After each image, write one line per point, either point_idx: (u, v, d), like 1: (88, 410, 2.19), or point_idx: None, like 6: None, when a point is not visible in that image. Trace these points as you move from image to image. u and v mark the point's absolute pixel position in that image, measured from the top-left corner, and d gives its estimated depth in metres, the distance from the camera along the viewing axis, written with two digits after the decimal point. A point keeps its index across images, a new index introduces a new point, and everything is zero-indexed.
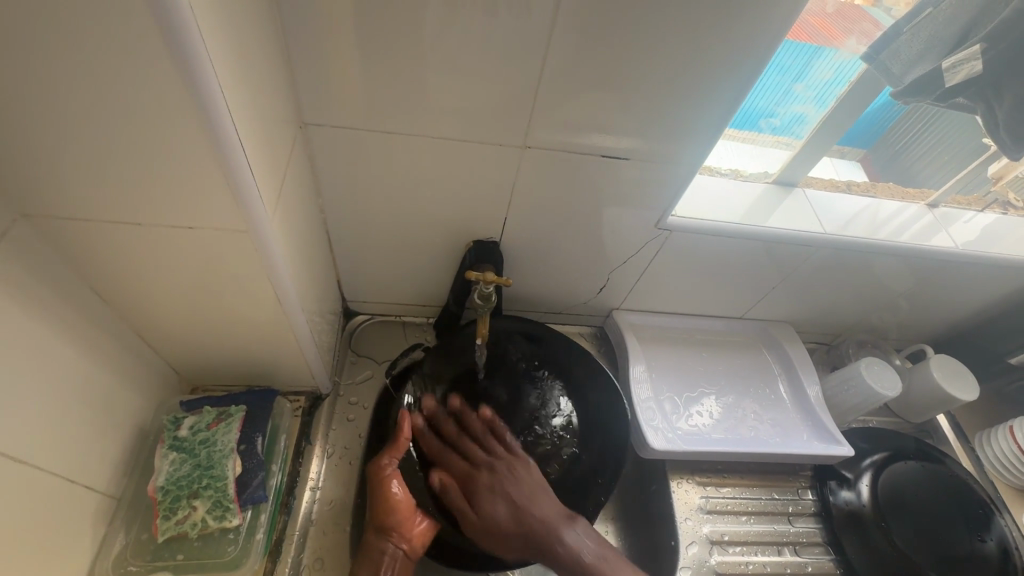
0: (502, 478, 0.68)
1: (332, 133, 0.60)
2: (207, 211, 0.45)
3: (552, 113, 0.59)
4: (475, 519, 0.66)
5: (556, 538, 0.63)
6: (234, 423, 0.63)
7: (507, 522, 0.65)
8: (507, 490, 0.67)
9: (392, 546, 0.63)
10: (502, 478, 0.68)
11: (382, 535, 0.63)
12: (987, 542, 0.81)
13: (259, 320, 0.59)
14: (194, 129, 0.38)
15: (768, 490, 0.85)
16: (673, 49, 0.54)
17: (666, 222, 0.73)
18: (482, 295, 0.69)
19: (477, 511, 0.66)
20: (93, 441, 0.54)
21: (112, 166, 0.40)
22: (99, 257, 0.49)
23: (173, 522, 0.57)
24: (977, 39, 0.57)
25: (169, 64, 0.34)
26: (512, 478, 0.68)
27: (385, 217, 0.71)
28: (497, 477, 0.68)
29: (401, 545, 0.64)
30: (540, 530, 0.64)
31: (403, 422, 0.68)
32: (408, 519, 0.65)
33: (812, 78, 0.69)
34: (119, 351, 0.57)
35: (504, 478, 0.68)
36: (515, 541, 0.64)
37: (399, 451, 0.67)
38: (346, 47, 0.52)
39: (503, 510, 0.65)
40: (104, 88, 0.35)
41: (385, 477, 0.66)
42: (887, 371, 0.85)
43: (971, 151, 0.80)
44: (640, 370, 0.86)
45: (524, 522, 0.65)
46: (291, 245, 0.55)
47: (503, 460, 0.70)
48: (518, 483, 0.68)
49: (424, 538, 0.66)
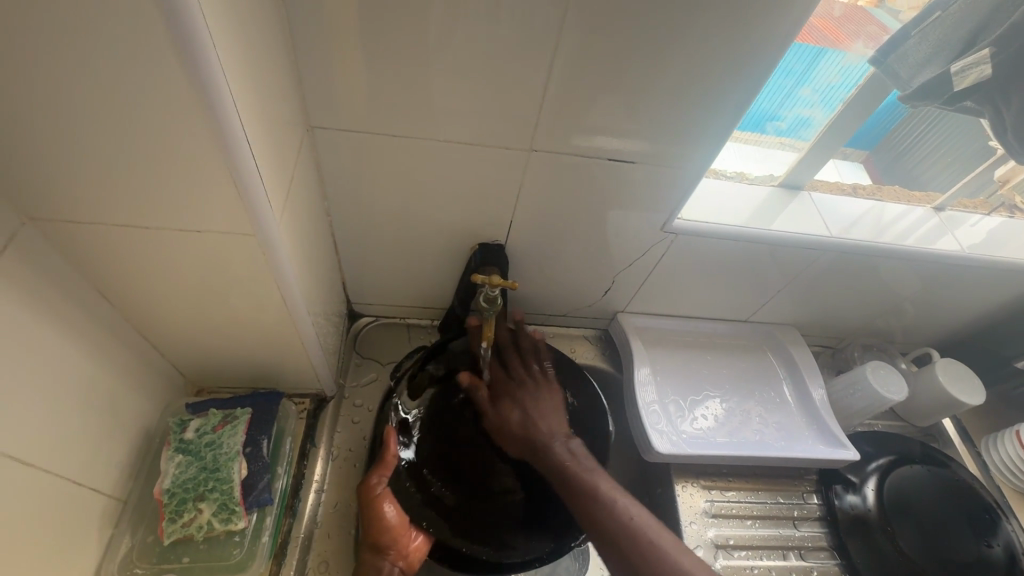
0: (525, 390, 0.72)
1: (338, 136, 0.60)
2: (215, 215, 0.45)
3: (559, 117, 0.59)
4: (491, 415, 0.71)
5: (551, 449, 0.67)
6: (239, 426, 0.63)
7: (515, 426, 0.70)
8: (526, 400, 0.71)
9: (388, 565, 0.64)
10: (527, 389, 0.72)
11: (377, 554, 0.64)
12: (993, 547, 0.80)
13: (265, 323, 0.59)
14: (203, 134, 0.38)
15: (773, 494, 0.85)
16: (680, 53, 0.54)
17: (672, 226, 0.73)
18: (487, 298, 0.69)
19: (496, 411, 0.71)
20: (99, 444, 0.54)
21: (120, 171, 0.41)
22: (107, 260, 0.49)
23: (179, 525, 0.57)
24: (987, 42, 0.58)
25: (180, 70, 0.34)
26: (536, 393, 0.72)
27: (390, 220, 0.71)
28: (523, 389, 0.72)
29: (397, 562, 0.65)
30: (540, 436, 0.68)
31: (389, 440, 0.67)
32: (399, 540, 0.66)
33: (819, 81, 0.68)
34: (126, 354, 0.57)
35: (530, 391, 0.72)
36: (518, 443, 0.69)
37: (388, 470, 0.66)
38: (353, 51, 0.52)
39: (515, 416, 0.70)
40: (114, 93, 0.35)
41: (375, 497, 0.66)
42: (893, 375, 0.84)
43: (978, 152, 0.79)
44: (645, 373, 0.86)
45: (529, 430, 0.69)
46: (297, 248, 0.55)
47: (535, 377, 0.73)
48: (540, 399, 0.71)
49: (420, 554, 0.68)
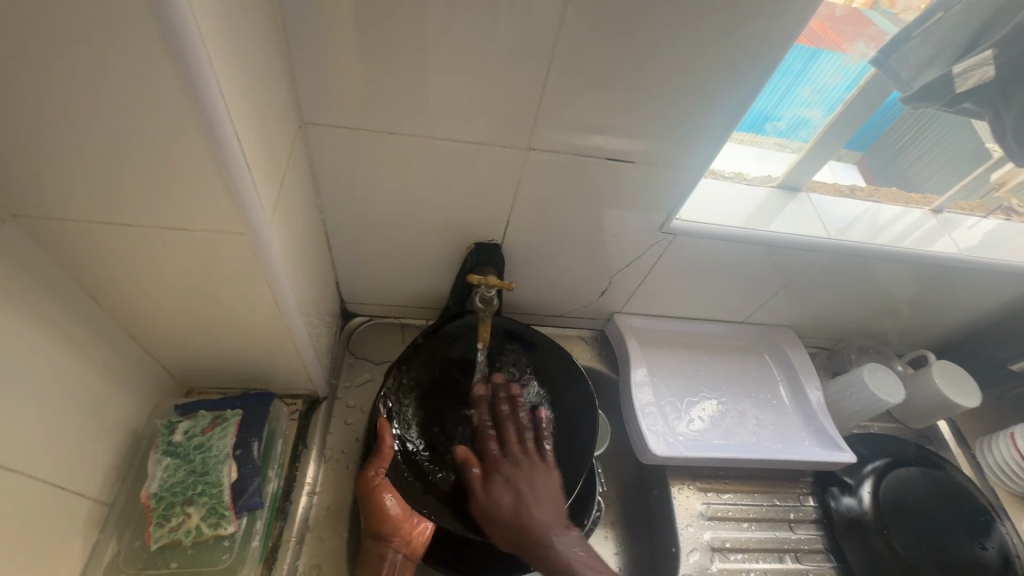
0: (522, 475, 0.67)
1: (332, 133, 0.59)
2: (204, 213, 0.44)
3: (557, 116, 0.58)
4: (481, 500, 0.66)
5: (550, 545, 0.62)
6: (229, 428, 0.62)
7: (507, 513, 0.64)
8: (523, 486, 0.66)
9: (393, 552, 0.63)
10: (524, 474, 0.68)
11: (381, 542, 0.63)
12: (988, 550, 0.80)
13: (256, 323, 0.58)
14: (191, 130, 0.37)
15: (769, 497, 0.84)
16: (681, 52, 0.53)
17: (670, 226, 0.72)
18: (484, 299, 0.68)
19: (489, 496, 0.66)
20: (84, 447, 0.53)
21: (105, 168, 0.39)
22: (92, 258, 0.47)
23: (167, 529, 0.56)
24: (990, 43, 0.58)
25: (167, 64, 0.33)
26: (532, 478, 0.67)
27: (385, 219, 0.70)
28: (519, 470, 0.68)
29: (401, 550, 0.64)
30: (534, 525, 0.63)
31: (384, 431, 0.66)
32: (404, 526, 0.64)
33: (819, 81, 0.67)
34: (112, 355, 0.56)
35: (527, 475, 0.68)
36: (510, 535, 0.63)
37: (385, 461, 0.66)
38: (347, 46, 0.51)
39: (508, 499, 0.65)
40: (97, 88, 0.34)
41: (375, 488, 0.64)
42: (890, 377, 0.84)
43: (970, 150, 0.79)
44: (641, 373, 0.85)
45: (524, 517, 0.64)
46: (290, 247, 0.54)
47: (532, 461, 0.69)
48: (536, 483, 0.67)
49: (424, 539, 0.66)
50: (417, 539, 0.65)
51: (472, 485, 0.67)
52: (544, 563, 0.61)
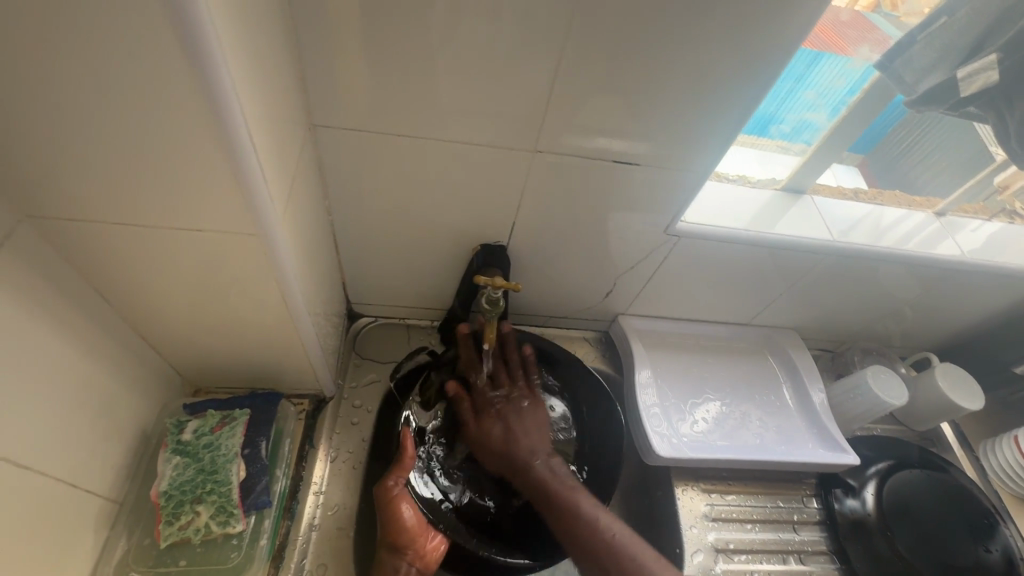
0: (508, 404, 0.71)
1: (341, 136, 0.59)
2: (217, 214, 0.44)
3: (564, 118, 0.59)
4: (472, 430, 0.69)
5: (531, 468, 0.67)
6: (238, 427, 0.63)
7: (495, 441, 0.68)
8: (509, 417, 0.70)
9: (406, 564, 0.63)
10: (511, 404, 0.71)
11: (396, 554, 0.63)
12: (992, 552, 0.81)
13: (265, 323, 0.59)
14: (206, 132, 0.37)
15: (773, 498, 0.85)
16: (687, 56, 0.53)
17: (675, 228, 0.73)
18: (490, 300, 0.69)
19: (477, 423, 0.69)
20: (95, 445, 0.53)
21: (121, 168, 0.40)
22: (105, 258, 0.48)
23: (176, 527, 0.56)
24: (993, 49, 0.58)
25: (184, 66, 0.33)
26: (518, 407, 0.71)
27: (392, 220, 0.70)
28: (508, 403, 0.71)
29: (414, 562, 0.64)
30: (522, 453, 0.67)
31: (407, 441, 0.66)
32: (420, 539, 0.65)
33: (825, 85, 0.68)
34: (122, 354, 0.56)
35: (514, 404, 0.71)
36: (496, 459, 0.68)
37: (405, 471, 0.65)
38: (357, 50, 0.52)
39: (497, 430, 0.69)
40: (115, 89, 0.35)
41: (393, 498, 0.64)
42: (894, 379, 0.84)
43: (971, 147, 0.80)
44: (645, 375, 0.86)
45: (510, 445, 0.68)
46: (299, 248, 0.54)
47: (522, 392, 0.73)
48: (522, 413, 0.71)
49: (438, 554, 0.66)
50: (431, 552, 0.66)
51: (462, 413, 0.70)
52: (527, 484, 0.66)
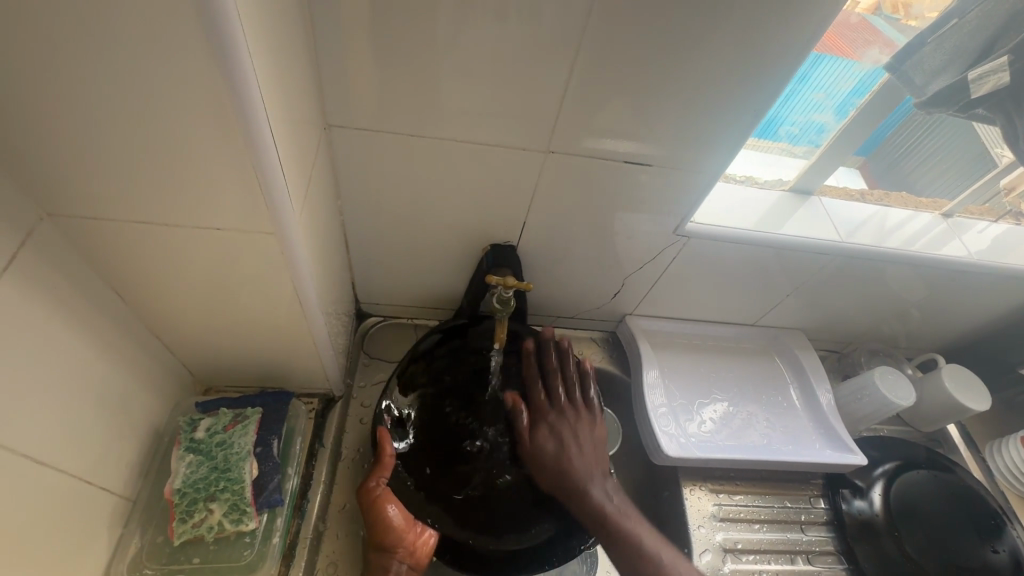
0: (566, 419, 0.72)
1: (355, 136, 0.60)
2: (234, 212, 0.44)
3: (576, 120, 0.59)
4: (527, 445, 0.71)
5: (589, 492, 0.68)
6: (250, 425, 0.63)
7: (550, 456, 0.70)
8: (568, 431, 0.71)
9: (397, 563, 0.61)
10: (570, 419, 0.73)
11: (384, 553, 0.61)
12: (999, 553, 0.81)
13: (278, 322, 0.59)
14: (228, 132, 0.38)
15: (781, 498, 0.85)
16: (700, 57, 0.54)
17: (685, 229, 0.73)
18: (500, 299, 0.69)
19: (538, 437, 0.71)
20: (109, 442, 0.54)
21: (142, 167, 0.40)
22: (121, 256, 0.48)
23: (190, 525, 0.57)
24: (1004, 51, 0.59)
25: (209, 66, 0.34)
26: (575, 424, 0.72)
27: (402, 220, 0.70)
28: (564, 419, 0.72)
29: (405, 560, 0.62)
30: (575, 470, 0.69)
31: (382, 439, 0.65)
32: (407, 536, 0.63)
33: (833, 87, 0.68)
34: (137, 352, 0.56)
35: (572, 418, 0.73)
36: (552, 475, 0.70)
37: (386, 470, 0.65)
38: (372, 50, 0.52)
39: (552, 446, 0.70)
40: (140, 88, 0.35)
41: (376, 498, 0.64)
42: (902, 380, 0.85)
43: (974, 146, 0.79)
44: (653, 375, 0.86)
45: (564, 461, 0.69)
46: (313, 247, 0.54)
47: (576, 410, 0.74)
48: (580, 430, 0.72)
49: (428, 549, 0.64)
50: (421, 548, 0.64)
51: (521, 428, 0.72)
52: (580, 502, 0.68)
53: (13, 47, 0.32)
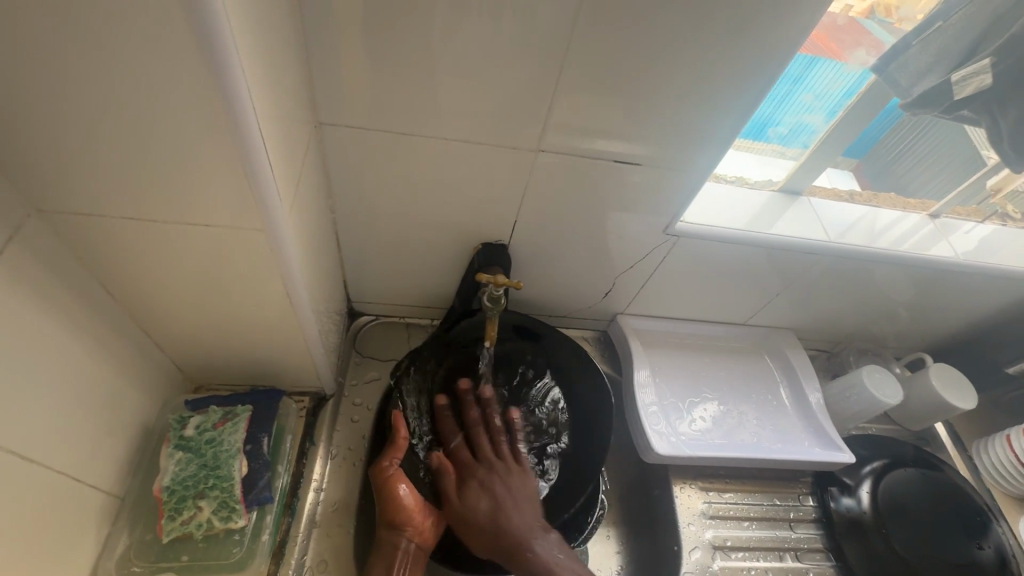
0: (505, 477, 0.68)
1: (346, 134, 0.60)
2: (223, 209, 0.44)
3: (567, 119, 0.60)
4: (456, 504, 0.66)
5: (530, 546, 0.62)
6: (240, 423, 0.63)
7: (483, 515, 0.64)
8: (505, 490, 0.67)
9: (405, 541, 0.62)
10: (507, 479, 0.68)
11: (395, 531, 0.62)
12: (985, 549, 0.82)
13: (269, 319, 0.59)
14: (217, 128, 0.38)
15: (770, 496, 0.86)
16: (689, 58, 0.54)
17: (675, 228, 0.73)
18: (491, 297, 0.70)
19: (477, 496, 0.66)
20: (98, 440, 0.53)
21: (130, 162, 0.40)
22: (111, 253, 0.48)
23: (179, 523, 0.57)
24: (987, 52, 0.59)
25: (197, 63, 0.34)
26: (514, 481, 0.68)
27: (394, 219, 0.71)
28: (494, 474, 0.68)
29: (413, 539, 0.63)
30: (511, 529, 0.63)
31: (399, 422, 0.66)
32: (418, 516, 0.64)
33: (821, 88, 0.69)
34: (126, 350, 0.56)
35: (510, 477, 0.68)
36: (487, 536, 0.64)
37: (400, 452, 0.65)
38: (363, 49, 0.52)
39: (485, 504, 0.65)
40: (128, 84, 0.35)
41: (389, 478, 0.64)
42: (889, 379, 0.86)
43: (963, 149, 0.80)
44: (644, 374, 0.86)
45: (500, 520, 0.64)
46: (304, 244, 0.54)
47: (506, 463, 0.69)
48: (518, 490, 0.67)
49: (433, 531, 0.65)
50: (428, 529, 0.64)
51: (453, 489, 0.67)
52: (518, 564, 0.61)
53: (1, 41, 0.32)
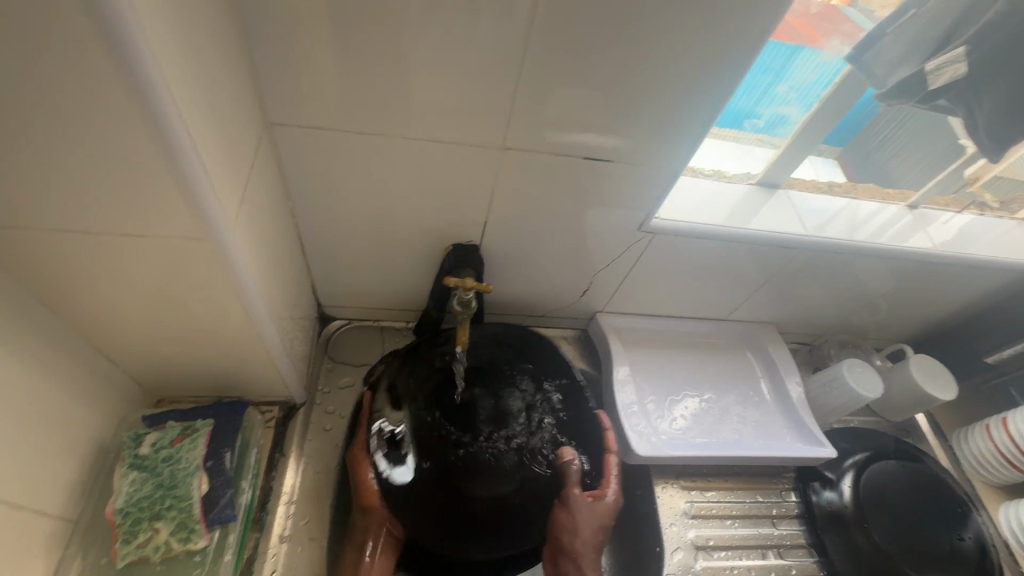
0: (605, 508, 0.67)
1: (302, 134, 0.57)
2: (163, 220, 0.42)
3: (533, 115, 0.57)
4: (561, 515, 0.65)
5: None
6: (200, 439, 0.61)
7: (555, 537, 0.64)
8: (591, 516, 0.65)
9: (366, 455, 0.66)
10: (605, 504, 0.67)
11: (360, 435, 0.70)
12: (966, 540, 0.82)
13: (224, 331, 0.56)
14: (146, 136, 0.35)
15: (753, 493, 0.85)
16: (656, 47, 0.52)
17: (650, 225, 0.72)
18: (461, 301, 0.69)
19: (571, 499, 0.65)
20: (43, 463, 0.51)
21: (54, 172, 0.37)
22: (43, 269, 0.45)
23: (134, 546, 0.55)
24: (962, 40, 0.58)
25: (111, 65, 0.31)
26: (603, 520, 0.66)
27: (359, 220, 0.68)
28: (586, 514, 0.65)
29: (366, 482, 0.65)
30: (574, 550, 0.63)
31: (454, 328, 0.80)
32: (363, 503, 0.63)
33: (796, 79, 0.68)
34: (74, 367, 0.53)
35: (611, 513, 0.67)
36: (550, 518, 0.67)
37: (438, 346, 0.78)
38: (314, 43, 0.49)
39: (562, 522, 0.65)
40: (40, 86, 0.32)
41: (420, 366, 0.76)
42: (870, 373, 0.85)
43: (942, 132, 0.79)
44: (623, 372, 0.85)
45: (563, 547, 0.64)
46: (256, 251, 0.52)
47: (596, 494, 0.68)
48: (606, 528, 0.66)
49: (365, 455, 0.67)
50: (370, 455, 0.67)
51: (569, 483, 0.67)
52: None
53: None
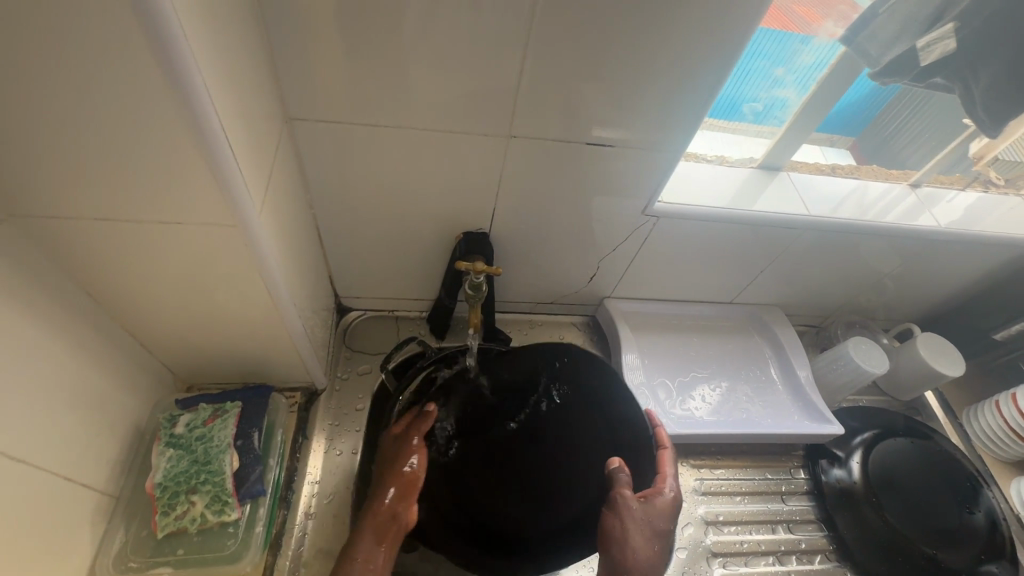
0: (662, 508, 0.64)
1: (319, 129, 0.60)
2: (197, 207, 0.45)
3: (536, 106, 0.60)
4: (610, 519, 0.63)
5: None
6: (230, 419, 0.65)
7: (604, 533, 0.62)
8: (644, 520, 0.62)
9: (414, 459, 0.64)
10: (660, 505, 0.64)
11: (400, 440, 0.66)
12: (975, 514, 0.82)
13: (250, 318, 0.60)
14: (181, 128, 0.39)
15: (762, 470, 0.87)
16: (652, 36, 0.54)
17: (654, 209, 0.74)
18: (473, 285, 0.71)
19: (626, 503, 0.63)
20: (88, 440, 0.54)
21: (99, 166, 0.41)
22: (88, 259, 0.49)
23: (173, 518, 0.59)
24: (952, 17, 0.60)
25: (153, 66, 0.35)
26: (659, 522, 0.63)
27: (374, 213, 0.71)
28: (642, 512, 0.63)
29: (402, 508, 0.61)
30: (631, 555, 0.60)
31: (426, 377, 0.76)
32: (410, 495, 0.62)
33: (793, 63, 0.70)
34: (113, 351, 0.57)
35: (670, 514, 0.65)
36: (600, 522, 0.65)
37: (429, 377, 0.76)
38: (328, 43, 0.52)
39: (613, 525, 0.62)
40: (90, 87, 0.36)
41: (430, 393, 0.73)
42: (876, 350, 0.86)
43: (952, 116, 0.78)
44: (633, 357, 0.87)
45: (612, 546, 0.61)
46: (279, 240, 0.55)
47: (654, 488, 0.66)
48: (664, 534, 0.63)
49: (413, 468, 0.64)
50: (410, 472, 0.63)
51: (620, 486, 0.65)
52: None
53: None
